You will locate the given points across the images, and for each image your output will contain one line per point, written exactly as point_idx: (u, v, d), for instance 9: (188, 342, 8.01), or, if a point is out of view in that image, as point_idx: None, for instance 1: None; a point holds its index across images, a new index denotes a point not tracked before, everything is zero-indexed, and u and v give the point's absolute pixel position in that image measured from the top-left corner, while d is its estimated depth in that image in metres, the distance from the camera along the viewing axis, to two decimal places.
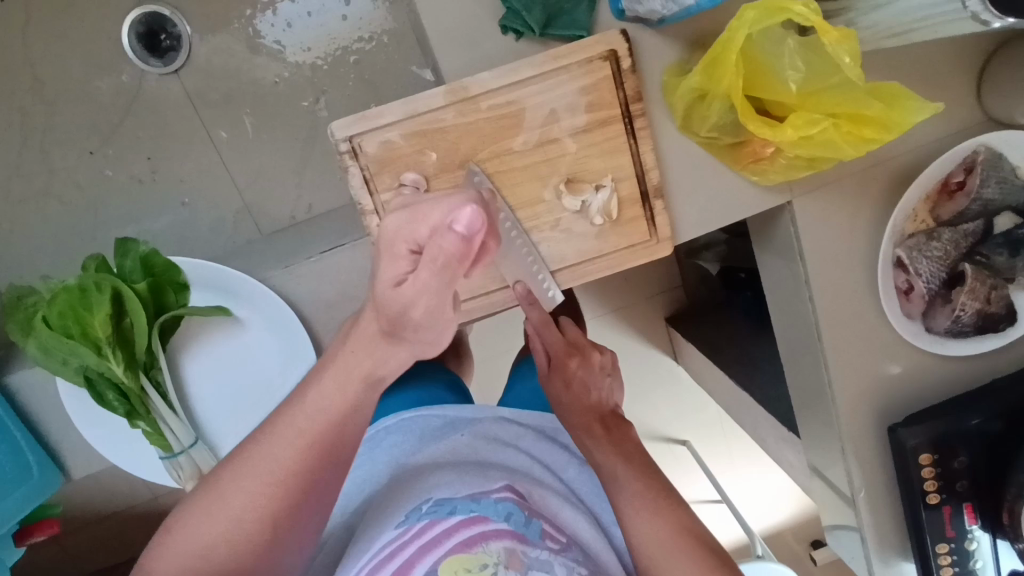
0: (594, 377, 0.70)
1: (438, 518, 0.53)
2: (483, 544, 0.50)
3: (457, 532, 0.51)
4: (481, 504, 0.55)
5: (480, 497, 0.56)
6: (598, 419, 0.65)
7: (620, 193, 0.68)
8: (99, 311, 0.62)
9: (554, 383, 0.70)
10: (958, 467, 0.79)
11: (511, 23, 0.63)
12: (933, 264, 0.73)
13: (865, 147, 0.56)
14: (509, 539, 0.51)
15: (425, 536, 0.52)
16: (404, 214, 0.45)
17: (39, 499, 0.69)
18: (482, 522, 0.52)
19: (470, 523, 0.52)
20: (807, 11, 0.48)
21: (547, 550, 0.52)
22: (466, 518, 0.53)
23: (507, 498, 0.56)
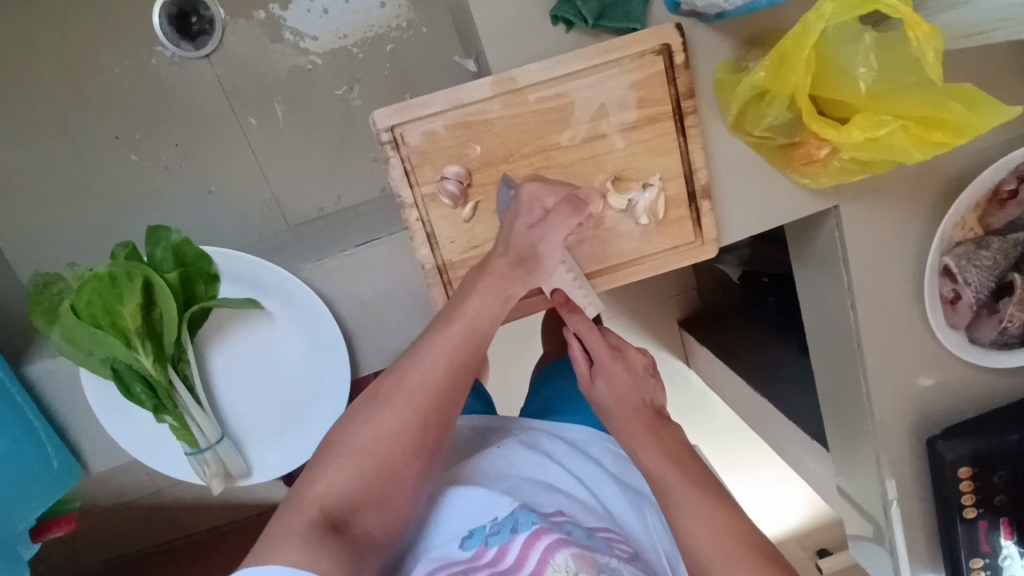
0: (642, 381, 0.62)
1: (508, 540, 0.51)
2: (554, 558, 0.50)
3: (529, 549, 0.50)
4: (542, 517, 0.53)
5: (538, 510, 0.54)
6: (641, 418, 0.60)
7: (667, 193, 0.66)
8: (129, 301, 0.60)
9: (600, 390, 0.62)
10: (997, 482, 0.77)
11: (563, 14, 0.61)
12: (982, 273, 0.71)
13: (932, 151, 0.55)
14: (576, 546, 0.51)
15: (499, 564, 0.51)
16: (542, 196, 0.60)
17: (60, 493, 0.67)
18: (550, 536, 0.52)
19: (539, 538, 0.51)
20: (895, 3, 0.47)
21: (615, 558, 0.53)
22: (532, 532, 0.51)
23: (564, 519, 0.55)
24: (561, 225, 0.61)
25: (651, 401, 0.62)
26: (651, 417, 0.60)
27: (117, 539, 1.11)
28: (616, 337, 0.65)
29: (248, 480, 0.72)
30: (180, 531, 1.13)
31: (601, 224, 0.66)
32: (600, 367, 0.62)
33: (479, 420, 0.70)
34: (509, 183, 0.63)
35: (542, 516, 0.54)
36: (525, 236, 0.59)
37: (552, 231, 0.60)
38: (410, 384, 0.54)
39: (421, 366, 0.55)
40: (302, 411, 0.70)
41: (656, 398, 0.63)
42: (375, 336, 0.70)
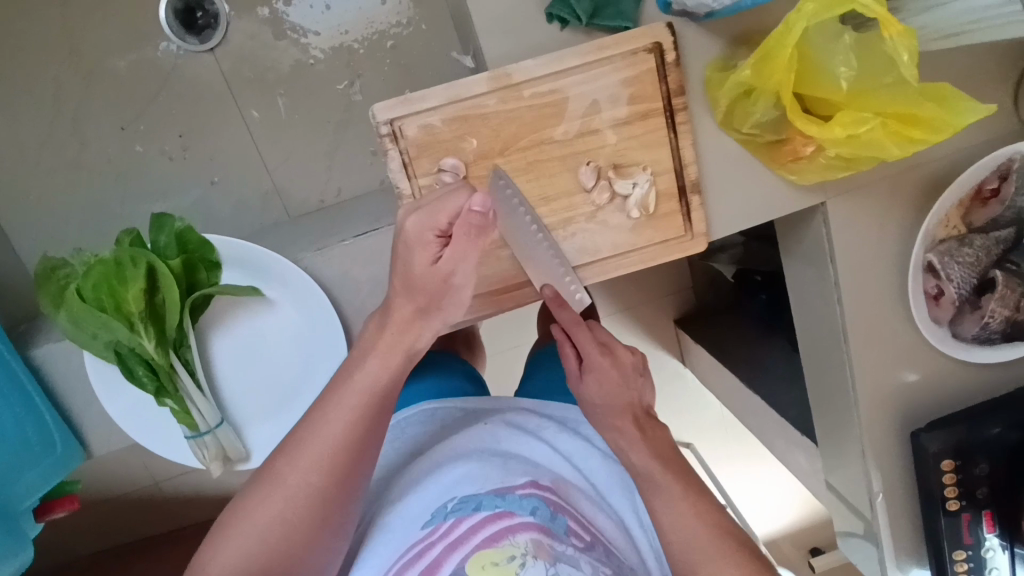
0: (631, 381, 0.65)
1: (464, 516, 0.55)
2: (509, 537, 0.52)
3: (482, 529, 0.53)
4: (507, 499, 0.56)
5: (505, 491, 0.57)
6: (632, 418, 0.62)
7: (658, 187, 0.68)
8: (133, 285, 0.62)
9: (588, 387, 0.64)
10: (979, 474, 0.79)
11: (558, 12, 0.63)
12: (964, 270, 0.73)
13: (912, 147, 0.56)
14: (537, 531, 0.53)
15: (452, 536, 0.54)
16: (421, 215, 0.52)
17: (63, 474, 0.69)
18: (508, 516, 0.54)
19: (495, 519, 0.54)
20: (870, 2, 0.49)
21: (572, 547, 0.53)
22: (492, 514, 0.54)
23: (532, 493, 0.57)
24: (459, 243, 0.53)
25: (641, 401, 0.64)
26: (637, 414, 0.63)
27: (114, 526, 1.13)
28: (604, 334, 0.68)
29: (247, 464, 0.73)
30: (172, 523, 1.15)
31: (593, 217, 0.68)
32: (590, 366, 0.64)
33: (473, 403, 0.72)
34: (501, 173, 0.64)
35: (506, 496, 0.56)
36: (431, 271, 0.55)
37: (455, 257, 0.54)
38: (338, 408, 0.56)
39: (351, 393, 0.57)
40: (299, 395, 0.72)
41: (644, 396, 0.66)
42: (372, 325, 0.72)
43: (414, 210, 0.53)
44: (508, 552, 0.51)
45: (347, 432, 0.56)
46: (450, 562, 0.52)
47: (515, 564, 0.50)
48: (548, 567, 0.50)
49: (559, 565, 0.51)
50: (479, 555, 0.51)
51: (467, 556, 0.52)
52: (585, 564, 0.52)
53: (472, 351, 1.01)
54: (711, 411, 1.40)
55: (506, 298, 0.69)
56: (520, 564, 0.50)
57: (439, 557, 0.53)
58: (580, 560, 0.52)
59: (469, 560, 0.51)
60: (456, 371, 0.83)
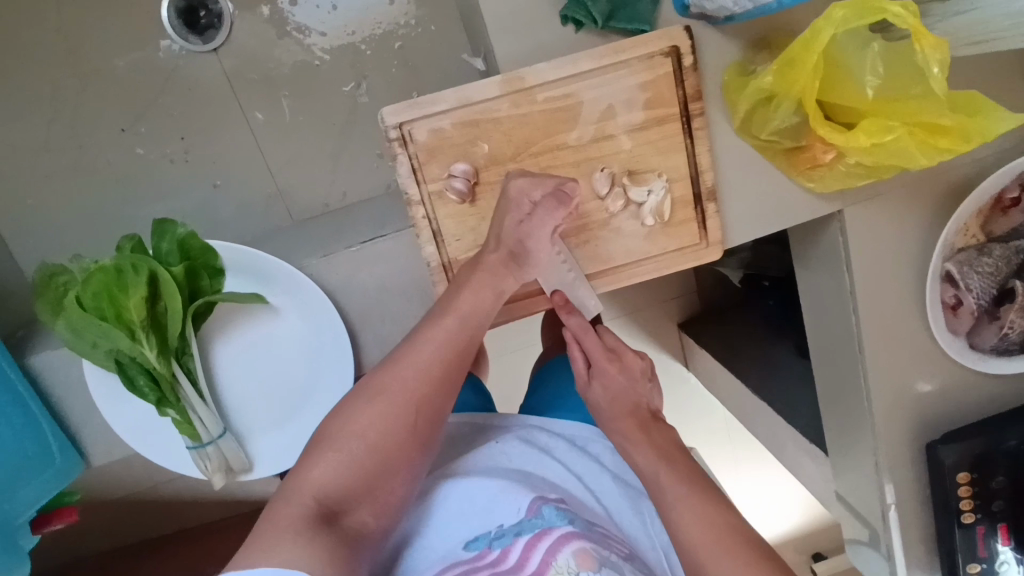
0: (639, 386, 0.64)
1: (510, 543, 0.53)
2: (555, 559, 0.51)
3: (531, 552, 0.52)
4: (543, 516, 0.54)
5: (540, 508, 0.55)
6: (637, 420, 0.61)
7: (673, 194, 0.66)
8: (135, 293, 0.60)
9: (595, 391, 0.64)
10: (995, 487, 0.77)
11: (572, 14, 0.61)
12: (984, 280, 0.71)
13: (938, 157, 0.55)
14: (579, 540, 0.52)
15: (501, 564, 0.51)
16: (526, 181, 0.61)
17: (61, 485, 0.67)
18: (547, 535, 0.52)
19: (539, 539, 0.52)
20: (904, 12, 0.47)
21: (616, 554, 0.53)
22: (533, 536, 0.53)
23: (565, 510, 0.56)
24: (546, 219, 0.62)
25: (648, 404, 0.63)
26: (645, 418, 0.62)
27: (113, 532, 1.11)
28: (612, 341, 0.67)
29: (250, 475, 0.72)
30: (174, 524, 1.13)
31: (607, 225, 0.66)
32: (597, 370, 0.64)
33: (482, 419, 0.70)
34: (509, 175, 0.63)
35: (541, 513, 0.54)
36: (513, 234, 0.61)
37: (536, 227, 0.62)
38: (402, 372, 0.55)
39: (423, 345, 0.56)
40: (304, 405, 0.70)
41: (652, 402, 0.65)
42: (378, 333, 0.70)
43: (522, 176, 0.61)
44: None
45: (424, 382, 0.55)
46: None
47: None
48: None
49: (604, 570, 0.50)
50: None
51: None
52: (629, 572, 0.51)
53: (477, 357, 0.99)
54: (716, 416, 1.38)
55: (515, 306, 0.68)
56: None
57: None
58: (624, 567, 0.52)
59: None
60: (461, 379, 0.81)
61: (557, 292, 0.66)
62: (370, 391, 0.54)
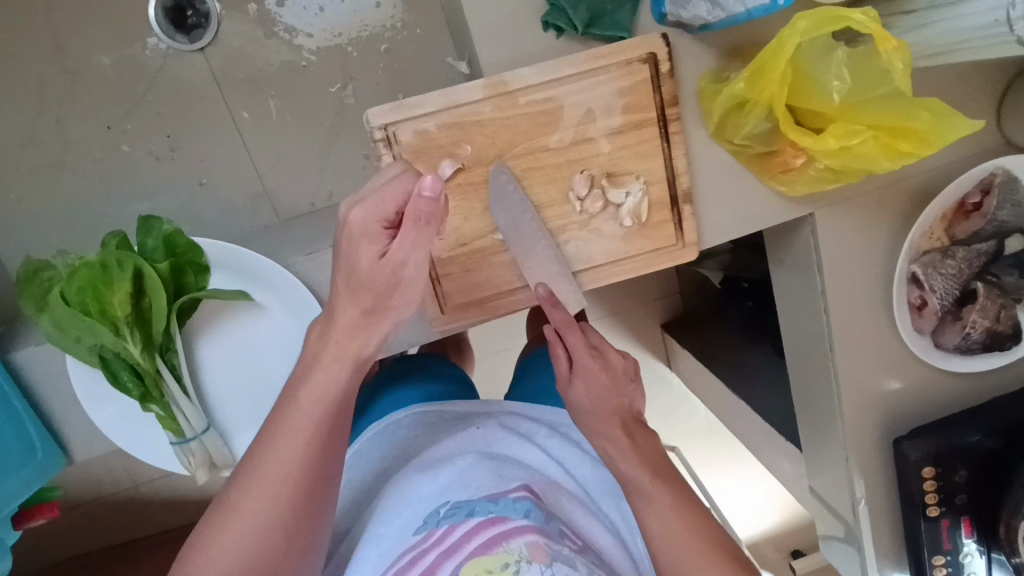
0: (620, 386, 0.65)
1: (457, 523, 0.54)
2: (503, 544, 0.51)
3: (476, 535, 0.53)
4: (501, 505, 0.56)
5: (497, 497, 0.57)
6: (621, 423, 0.63)
7: (650, 196, 0.68)
8: (119, 289, 0.61)
9: (576, 389, 0.64)
10: (958, 481, 0.80)
11: (554, 20, 0.63)
12: (947, 281, 0.74)
13: (901, 161, 0.58)
14: (532, 533, 0.52)
15: (446, 542, 0.53)
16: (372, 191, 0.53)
17: (43, 480, 0.68)
18: (501, 522, 0.53)
19: (489, 525, 0.53)
20: (866, 19, 0.50)
21: (568, 546, 0.53)
22: (486, 519, 0.54)
23: (525, 496, 0.58)
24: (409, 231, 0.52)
25: (629, 406, 0.65)
26: (626, 419, 0.63)
27: (96, 528, 1.11)
28: (595, 338, 0.67)
29: (234, 471, 0.72)
30: (154, 527, 1.13)
31: (586, 226, 0.68)
32: (579, 369, 0.64)
33: (461, 407, 0.72)
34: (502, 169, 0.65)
35: (498, 502, 0.56)
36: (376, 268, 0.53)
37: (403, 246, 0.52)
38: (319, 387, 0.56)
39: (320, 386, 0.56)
40: None
41: (635, 401, 0.66)
42: None
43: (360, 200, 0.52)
44: (503, 559, 0.50)
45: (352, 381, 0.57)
46: (443, 568, 0.51)
47: (511, 570, 0.49)
48: (545, 569, 0.49)
49: (555, 565, 0.50)
50: (474, 561, 0.50)
51: (461, 563, 0.51)
52: (582, 565, 0.51)
53: (460, 356, 1.01)
54: (696, 414, 1.41)
55: (498, 304, 0.69)
56: (515, 570, 0.49)
57: (432, 564, 0.52)
58: (576, 560, 0.52)
59: (465, 566, 0.50)
60: (443, 372, 0.83)
61: (542, 286, 0.65)
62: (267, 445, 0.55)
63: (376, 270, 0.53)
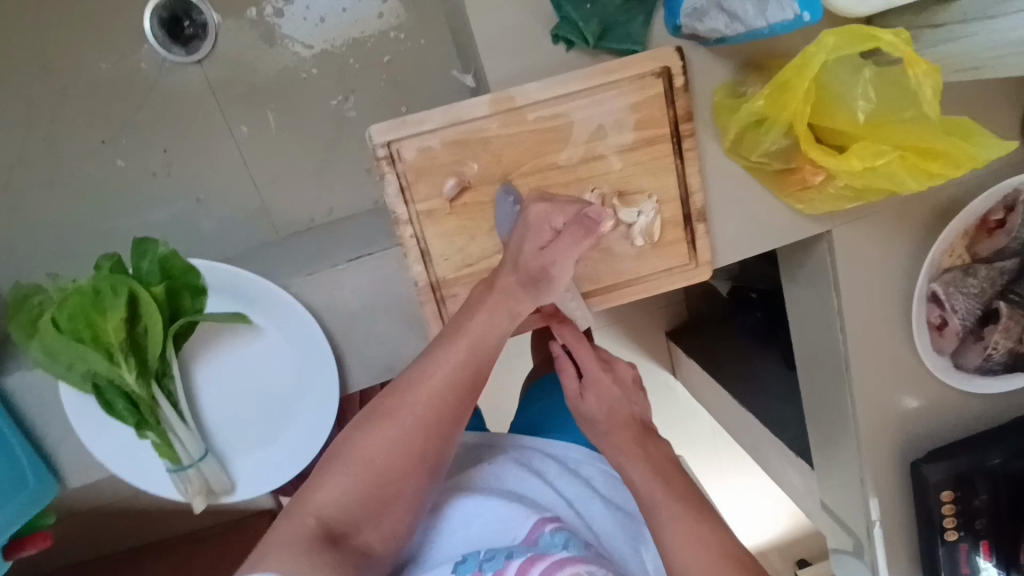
0: (631, 395, 0.62)
1: (501, 569, 0.51)
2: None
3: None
4: (539, 543, 0.53)
5: (535, 537, 0.54)
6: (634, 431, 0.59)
7: (663, 214, 0.66)
8: (112, 315, 0.58)
9: (589, 404, 0.61)
10: (979, 505, 0.77)
11: (564, 33, 0.61)
12: (969, 301, 0.72)
13: (928, 182, 0.56)
14: (581, 564, 0.50)
15: None
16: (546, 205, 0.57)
17: (36, 510, 0.65)
18: (544, 558, 0.51)
19: (534, 563, 0.50)
20: (897, 41, 0.47)
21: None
22: (527, 559, 0.51)
23: (559, 527, 0.55)
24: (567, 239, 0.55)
25: (640, 416, 0.61)
26: (637, 431, 0.59)
27: (91, 542, 1.09)
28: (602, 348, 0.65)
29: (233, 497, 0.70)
30: (150, 535, 1.11)
31: (596, 245, 0.66)
32: (589, 380, 0.62)
33: (469, 440, 0.71)
34: (507, 188, 0.62)
35: (536, 542, 0.53)
36: (536, 257, 0.55)
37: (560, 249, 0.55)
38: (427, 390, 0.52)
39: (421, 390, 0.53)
40: (285, 426, 0.69)
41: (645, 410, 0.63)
42: (363, 351, 0.69)
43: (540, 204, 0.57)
44: None
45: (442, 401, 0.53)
46: None
47: None
48: None
49: None
50: None
51: None
52: None
53: None
54: (702, 424, 1.39)
55: None
56: None
57: None
58: None
59: None
60: None
61: (548, 304, 0.65)
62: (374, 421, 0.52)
63: (530, 258, 0.55)
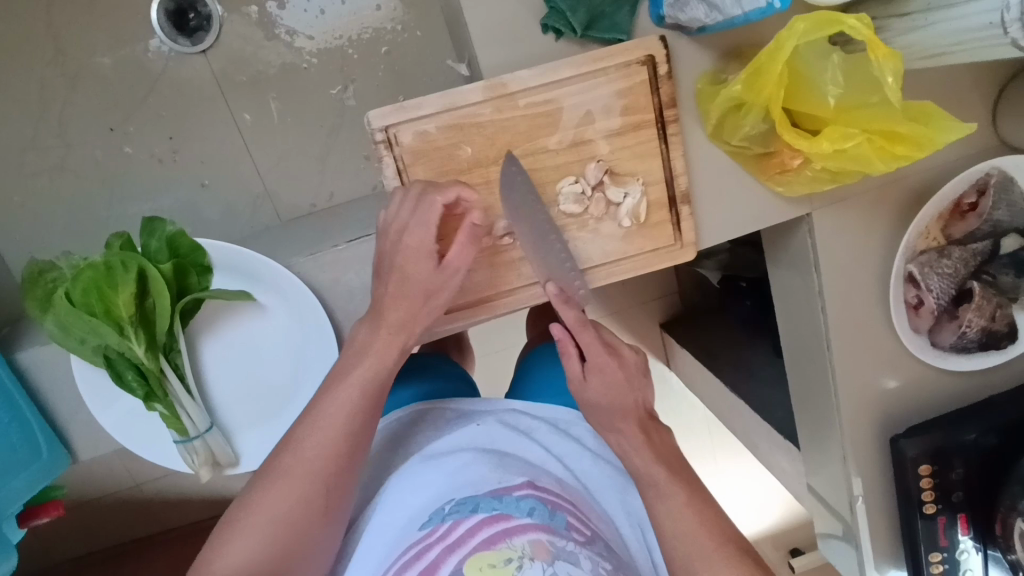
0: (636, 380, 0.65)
1: (462, 518, 0.55)
2: (506, 540, 0.53)
3: (480, 531, 0.54)
4: (504, 501, 0.56)
5: (502, 493, 0.57)
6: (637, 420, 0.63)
7: (649, 197, 0.69)
8: (123, 290, 0.61)
9: (591, 390, 0.64)
10: (954, 478, 0.80)
11: (554, 22, 0.64)
12: (943, 281, 0.75)
13: (896, 163, 0.58)
14: (535, 532, 0.53)
15: (450, 537, 0.54)
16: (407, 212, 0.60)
17: (49, 479, 0.68)
18: (504, 519, 0.54)
19: (492, 521, 0.54)
20: (860, 24, 0.50)
21: (573, 541, 0.54)
22: (489, 516, 0.55)
23: (528, 494, 0.58)
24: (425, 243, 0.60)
25: (643, 402, 0.65)
26: (643, 417, 0.64)
27: (98, 529, 1.12)
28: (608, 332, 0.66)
29: (237, 469, 0.73)
30: (156, 525, 1.14)
31: (585, 226, 0.69)
32: (593, 366, 0.63)
33: (465, 404, 0.72)
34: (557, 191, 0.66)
35: (503, 498, 0.57)
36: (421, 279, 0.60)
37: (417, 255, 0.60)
38: (345, 388, 0.58)
39: (350, 387, 0.58)
40: (286, 403, 0.71)
41: (646, 395, 0.66)
42: None
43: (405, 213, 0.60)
44: (505, 554, 0.52)
45: (369, 390, 0.59)
46: (448, 563, 0.52)
47: (514, 565, 0.51)
48: (547, 566, 0.51)
49: (558, 563, 0.51)
50: (476, 558, 0.52)
51: (465, 558, 0.52)
52: (585, 560, 0.52)
53: (462, 354, 1.02)
54: (695, 412, 1.42)
55: (500, 303, 0.70)
56: (517, 566, 0.51)
57: (436, 558, 0.53)
58: (581, 557, 0.52)
59: (469, 562, 0.52)
60: (448, 372, 0.84)
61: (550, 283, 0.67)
62: (294, 444, 0.57)
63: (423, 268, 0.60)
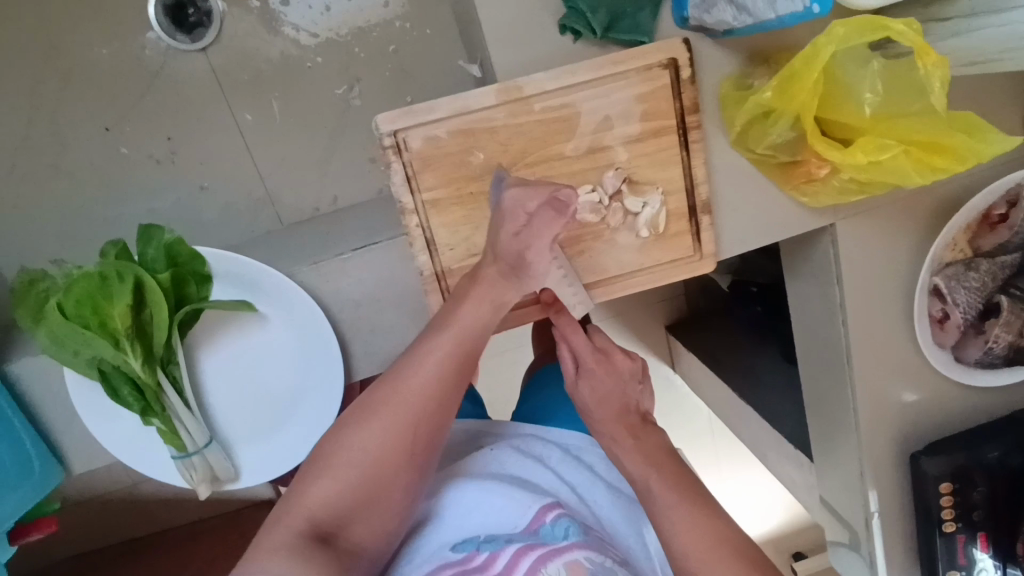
0: (629, 387, 0.62)
1: (499, 548, 0.54)
2: (548, 567, 0.52)
3: (522, 559, 0.52)
4: (538, 528, 0.55)
5: (534, 522, 0.56)
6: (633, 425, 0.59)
7: (668, 207, 0.66)
8: (118, 302, 0.58)
9: (583, 392, 0.62)
10: (976, 498, 0.78)
11: (572, 23, 0.61)
12: (970, 294, 0.72)
13: (933, 176, 0.55)
14: (573, 552, 0.53)
15: (490, 567, 0.53)
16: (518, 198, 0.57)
17: (41, 495, 0.66)
18: (542, 545, 0.54)
19: (532, 547, 0.53)
20: (907, 30, 0.47)
21: (610, 559, 0.54)
22: (525, 545, 0.54)
23: (560, 515, 0.57)
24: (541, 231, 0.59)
25: (638, 407, 0.62)
26: (634, 421, 0.60)
27: (91, 535, 1.09)
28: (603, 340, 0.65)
29: (236, 484, 0.70)
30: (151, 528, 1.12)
31: (601, 237, 0.66)
32: (585, 370, 0.62)
33: (469, 430, 0.72)
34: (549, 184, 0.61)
35: (536, 526, 0.56)
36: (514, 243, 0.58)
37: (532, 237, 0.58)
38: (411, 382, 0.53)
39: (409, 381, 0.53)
40: (287, 416, 0.69)
41: (644, 403, 0.63)
42: (369, 340, 0.69)
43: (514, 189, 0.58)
44: None
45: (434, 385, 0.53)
46: None
47: None
48: None
49: None
50: None
51: None
52: None
53: None
54: (701, 418, 1.39)
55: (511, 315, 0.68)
56: None
57: None
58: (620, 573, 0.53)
59: None
60: None
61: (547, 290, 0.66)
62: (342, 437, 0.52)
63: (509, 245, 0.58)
